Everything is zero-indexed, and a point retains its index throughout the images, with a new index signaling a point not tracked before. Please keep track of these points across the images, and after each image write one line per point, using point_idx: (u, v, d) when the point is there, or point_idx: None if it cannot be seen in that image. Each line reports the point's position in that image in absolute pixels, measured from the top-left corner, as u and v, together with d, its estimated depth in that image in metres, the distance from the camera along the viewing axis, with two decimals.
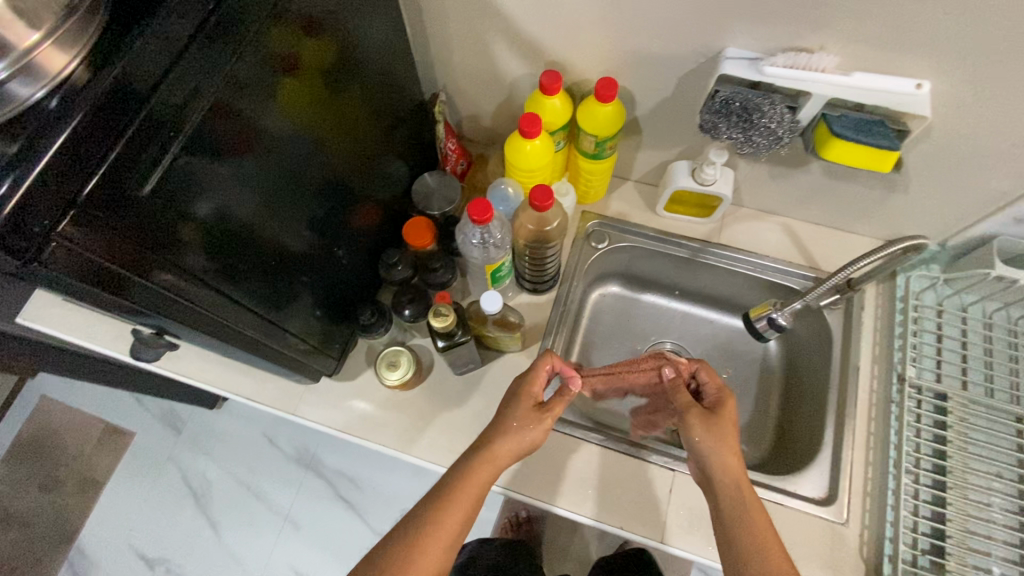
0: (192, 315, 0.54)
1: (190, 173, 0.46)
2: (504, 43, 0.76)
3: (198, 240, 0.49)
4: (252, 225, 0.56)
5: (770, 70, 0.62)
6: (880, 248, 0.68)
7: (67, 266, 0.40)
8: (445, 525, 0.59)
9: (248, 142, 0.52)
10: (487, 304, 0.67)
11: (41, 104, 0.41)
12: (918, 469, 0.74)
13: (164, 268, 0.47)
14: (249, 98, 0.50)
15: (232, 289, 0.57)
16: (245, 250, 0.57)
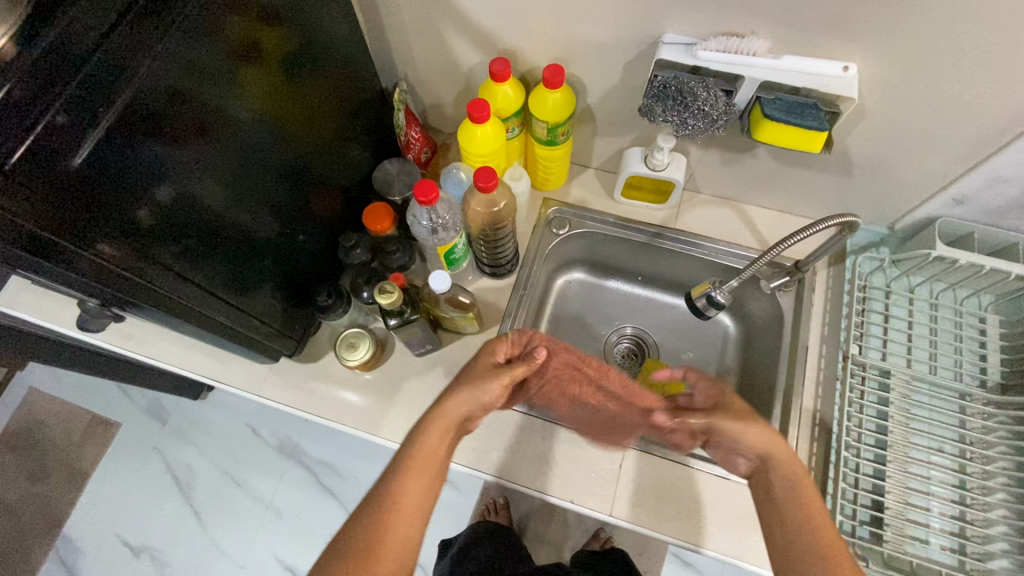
0: (139, 288, 0.55)
1: (125, 145, 0.48)
2: (457, 32, 0.78)
3: (136, 213, 0.51)
4: (197, 202, 0.58)
5: (703, 54, 0.65)
6: (808, 226, 0.71)
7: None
8: (409, 493, 0.60)
9: (187, 120, 0.54)
10: (436, 283, 0.69)
11: None
12: (860, 444, 0.77)
13: (97, 235, 0.48)
14: (187, 78, 0.53)
15: (191, 271, 0.60)
16: (193, 228, 0.58)
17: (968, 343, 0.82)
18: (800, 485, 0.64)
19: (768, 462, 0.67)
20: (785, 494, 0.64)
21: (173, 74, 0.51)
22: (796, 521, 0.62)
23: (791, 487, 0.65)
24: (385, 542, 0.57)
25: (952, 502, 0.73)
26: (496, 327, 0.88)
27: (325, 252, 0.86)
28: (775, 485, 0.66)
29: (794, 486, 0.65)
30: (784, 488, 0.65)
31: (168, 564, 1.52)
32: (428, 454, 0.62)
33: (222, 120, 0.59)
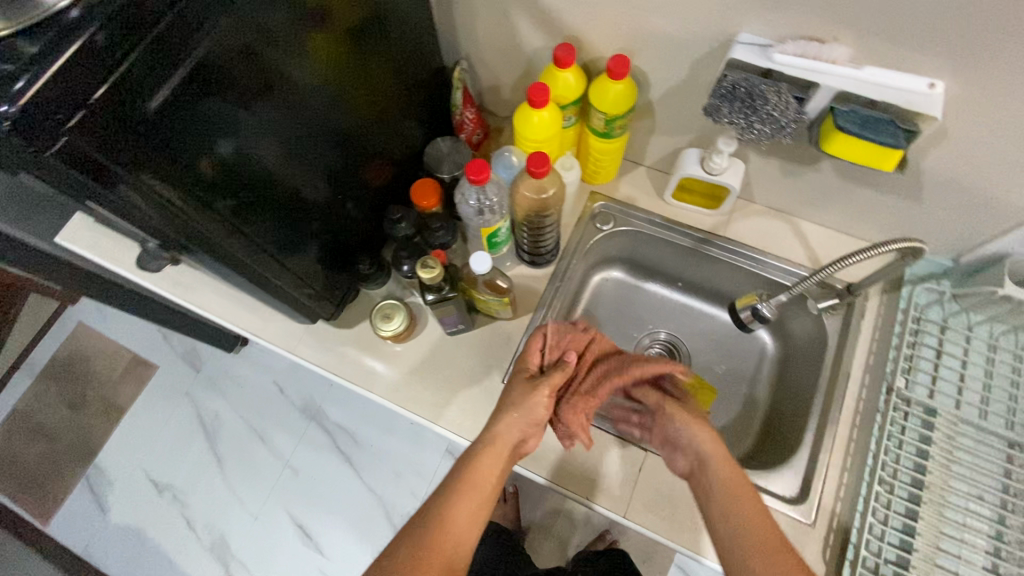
0: (198, 237, 0.57)
1: (196, 97, 0.49)
2: (525, 14, 0.77)
3: (197, 161, 0.52)
4: (254, 158, 0.59)
5: (779, 58, 0.62)
6: (871, 248, 0.68)
7: (74, 164, 0.43)
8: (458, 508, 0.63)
9: (255, 78, 0.55)
10: (476, 264, 0.69)
11: (64, 12, 0.43)
12: (894, 480, 0.73)
13: (164, 180, 0.50)
14: (257, 36, 0.54)
15: (246, 226, 0.61)
16: (250, 183, 0.60)
17: None
18: (738, 487, 0.64)
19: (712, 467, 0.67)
20: (726, 495, 0.64)
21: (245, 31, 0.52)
22: (735, 520, 0.62)
23: (734, 490, 0.64)
24: (432, 553, 0.59)
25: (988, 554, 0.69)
26: (529, 316, 0.88)
27: (371, 223, 0.87)
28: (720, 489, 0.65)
29: (735, 488, 0.65)
30: (727, 489, 0.65)
31: (188, 505, 1.59)
32: (483, 477, 0.66)
33: (285, 81, 0.59)
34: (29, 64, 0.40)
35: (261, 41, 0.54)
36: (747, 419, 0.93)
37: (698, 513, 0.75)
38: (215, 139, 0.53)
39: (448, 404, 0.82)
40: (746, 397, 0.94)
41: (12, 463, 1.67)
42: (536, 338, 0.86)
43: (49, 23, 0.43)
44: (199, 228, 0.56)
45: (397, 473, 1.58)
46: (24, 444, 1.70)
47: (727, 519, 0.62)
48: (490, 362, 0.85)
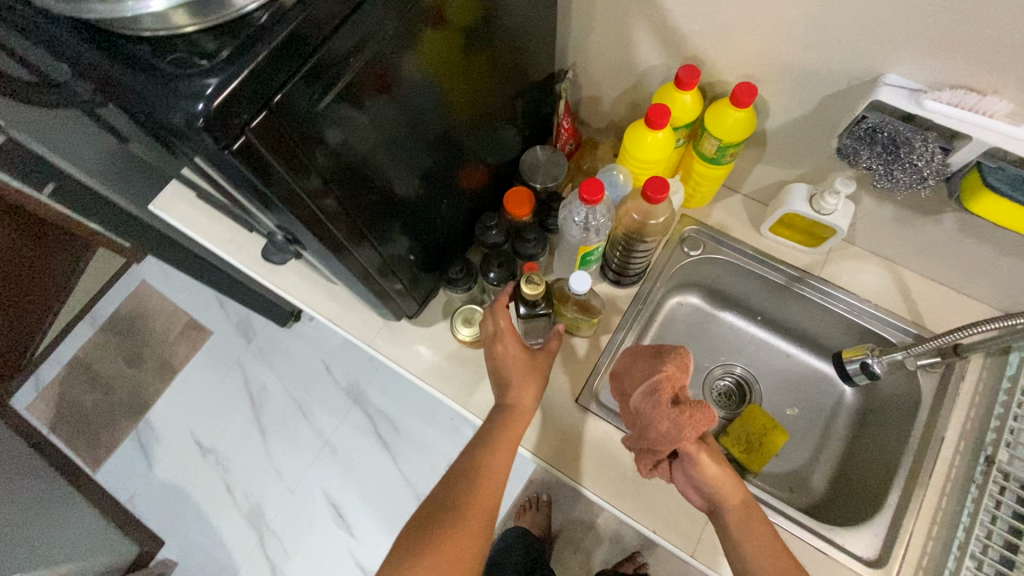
0: (324, 232, 0.59)
1: (345, 107, 0.51)
2: (648, 31, 0.75)
3: (335, 164, 0.54)
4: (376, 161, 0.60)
5: (931, 104, 0.58)
6: (1004, 322, 0.65)
7: (247, 162, 0.45)
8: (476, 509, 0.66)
9: (391, 87, 0.56)
10: (576, 283, 0.68)
11: (252, 17, 0.45)
12: (983, 556, 0.66)
13: (310, 181, 0.52)
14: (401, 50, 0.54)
15: (360, 225, 0.63)
16: (368, 185, 0.61)
17: None
18: (753, 515, 0.66)
19: (731, 501, 0.66)
20: (743, 527, 0.65)
21: (393, 43, 0.52)
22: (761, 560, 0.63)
23: (750, 518, 0.66)
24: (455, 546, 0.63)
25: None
26: (608, 336, 0.86)
27: (458, 224, 0.86)
28: (735, 520, 0.65)
29: (750, 518, 0.66)
30: (744, 523, 0.65)
31: (229, 470, 1.64)
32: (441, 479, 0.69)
33: (405, 79, 0.57)
34: (222, 66, 0.43)
35: (394, 35, 0.52)
36: (818, 467, 0.89)
37: None
38: (334, 135, 0.51)
39: None
40: (819, 443, 0.91)
41: (69, 408, 1.75)
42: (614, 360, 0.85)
43: (238, 27, 0.44)
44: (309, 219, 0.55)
45: (433, 466, 1.59)
46: (82, 391, 1.77)
47: (741, 556, 0.64)
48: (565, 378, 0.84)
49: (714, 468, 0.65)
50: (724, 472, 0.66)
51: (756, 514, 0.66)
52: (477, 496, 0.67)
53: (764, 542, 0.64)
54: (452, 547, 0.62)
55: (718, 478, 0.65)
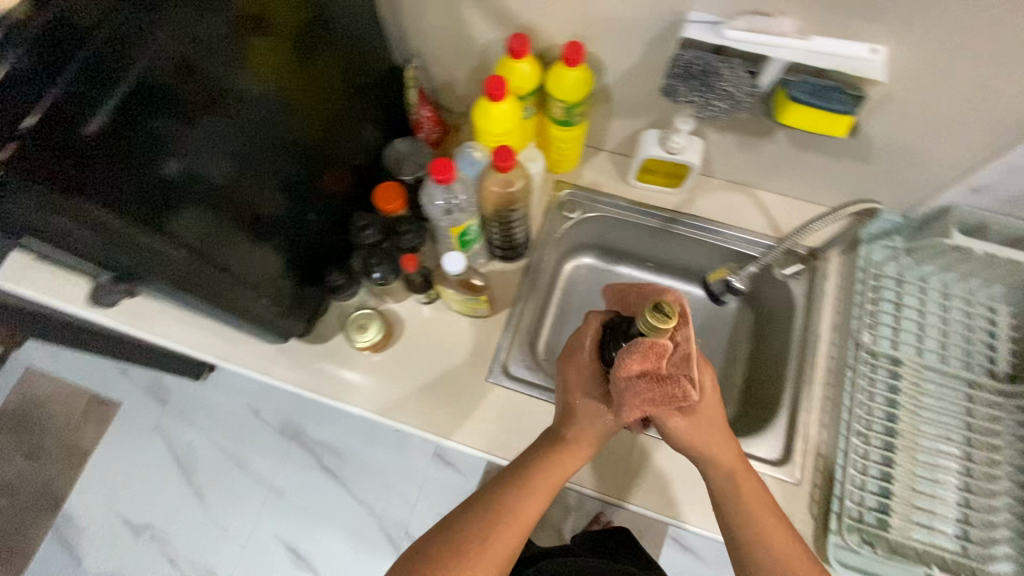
0: (159, 258, 0.56)
1: (146, 123, 0.49)
2: (474, 7, 0.76)
3: (154, 187, 0.52)
4: (213, 179, 0.58)
5: (730, 35, 0.62)
6: (807, 227, 0.75)
7: (16, 189, 0.43)
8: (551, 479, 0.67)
9: (204, 98, 0.54)
10: (450, 264, 0.69)
11: None
12: (868, 432, 0.77)
13: (117, 205, 0.49)
14: (203, 56, 0.53)
15: (212, 249, 0.61)
16: (211, 206, 0.59)
17: (977, 334, 0.84)
18: (742, 481, 0.66)
19: (716, 463, 0.66)
20: (730, 489, 0.66)
21: (187, 50, 0.51)
22: (746, 522, 0.65)
23: (736, 481, 0.66)
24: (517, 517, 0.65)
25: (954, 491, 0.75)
26: (506, 311, 0.88)
27: (334, 234, 0.84)
28: (721, 478, 0.66)
29: (736, 478, 0.66)
30: (731, 485, 0.66)
31: (170, 543, 1.53)
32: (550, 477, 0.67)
33: (228, 93, 0.57)
34: None
35: (202, 48, 0.53)
36: (725, 389, 0.96)
37: (689, 483, 0.77)
38: (156, 156, 0.51)
39: (435, 408, 0.81)
40: (724, 366, 0.97)
41: None
42: (516, 333, 0.87)
43: None
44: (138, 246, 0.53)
45: (386, 483, 1.55)
46: None
47: (727, 517, 0.66)
48: (472, 361, 0.85)
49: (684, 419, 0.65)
50: (705, 430, 0.65)
51: (746, 474, 0.67)
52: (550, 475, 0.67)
53: (752, 502, 0.65)
54: (523, 517, 0.65)
55: (694, 433, 0.65)
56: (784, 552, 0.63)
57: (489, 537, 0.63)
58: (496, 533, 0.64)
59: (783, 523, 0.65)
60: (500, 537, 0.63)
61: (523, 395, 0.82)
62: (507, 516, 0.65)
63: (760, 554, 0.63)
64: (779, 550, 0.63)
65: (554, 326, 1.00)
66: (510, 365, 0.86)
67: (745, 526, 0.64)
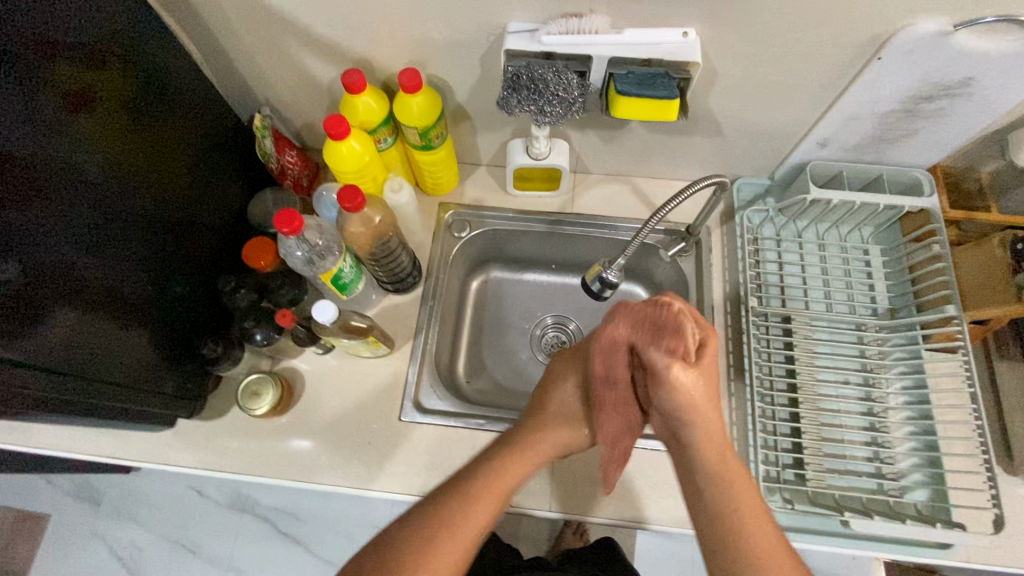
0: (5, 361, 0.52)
1: None
2: (306, 49, 0.75)
3: None
4: (57, 266, 0.56)
5: (547, 39, 0.64)
6: (637, 235, 0.74)
7: None
8: (491, 485, 0.63)
9: (31, 186, 0.53)
10: (319, 313, 0.67)
11: None
12: (771, 392, 0.80)
13: None
14: (25, 139, 0.52)
15: (60, 339, 0.57)
16: (59, 294, 0.56)
17: (857, 276, 0.87)
18: (733, 472, 0.59)
19: (705, 446, 0.60)
20: (714, 476, 0.59)
21: (7, 141, 0.50)
22: (734, 516, 0.56)
23: (725, 472, 0.59)
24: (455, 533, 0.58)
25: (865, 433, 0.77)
26: (409, 344, 0.86)
27: (209, 302, 0.81)
28: (705, 463, 0.59)
29: (724, 466, 0.59)
30: (717, 473, 0.59)
31: None
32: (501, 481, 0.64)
33: (60, 181, 0.56)
34: None
35: (22, 142, 0.52)
36: None
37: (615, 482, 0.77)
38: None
39: (350, 460, 0.79)
40: None
41: None
42: (422, 363, 0.85)
43: None
44: None
45: (350, 535, 1.49)
46: None
47: (706, 509, 0.58)
48: (382, 402, 0.82)
49: (677, 409, 0.60)
50: (699, 412, 0.60)
51: (740, 478, 0.59)
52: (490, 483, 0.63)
53: (739, 491, 0.57)
54: (461, 536, 0.58)
55: (689, 410, 0.59)
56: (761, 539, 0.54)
57: (448, 540, 0.58)
58: (454, 532, 0.58)
59: (773, 523, 0.56)
60: (455, 535, 0.58)
61: (438, 427, 0.81)
62: (470, 514, 0.60)
63: (744, 551, 0.54)
64: (763, 551, 0.54)
65: (470, 347, 0.99)
66: (421, 399, 0.83)
67: (729, 522, 0.56)
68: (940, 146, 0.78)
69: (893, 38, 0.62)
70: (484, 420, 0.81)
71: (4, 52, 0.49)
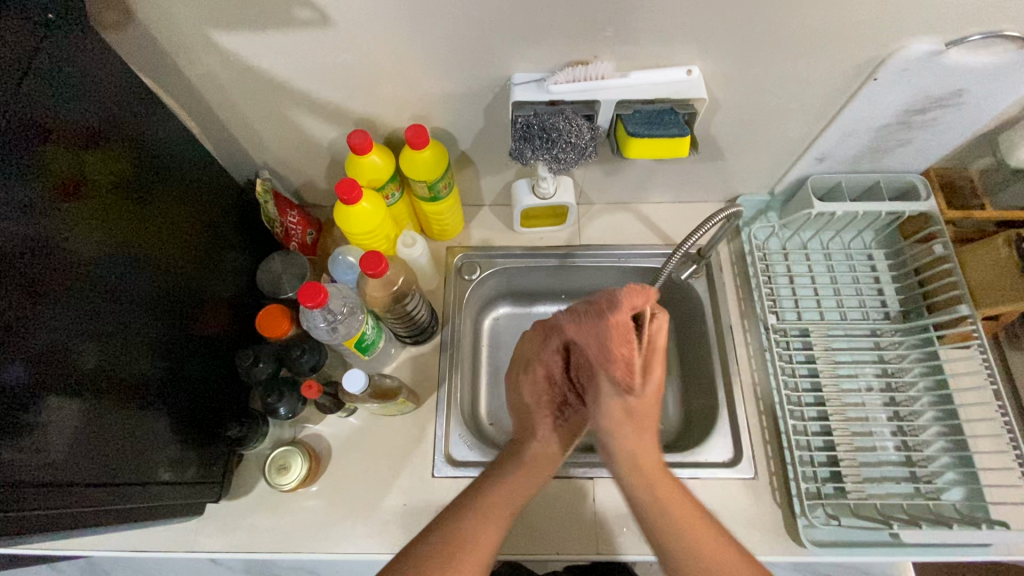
0: (20, 474, 0.49)
1: None
2: (307, 113, 0.74)
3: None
4: (64, 361, 0.53)
5: (555, 89, 0.64)
6: (669, 261, 0.78)
7: None
8: (511, 490, 0.62)
9: (32, 282, 0.50)
10: (351, 384, 0.67)
11: None
12: (801, 407, 0.80)
13: None
14: (25, 235, 0.49)
15: (75, 442, 0.54)
16: (67, 389, 0.53)
17: (865, 282, 0.89)
18: (660, 487, 0.59)
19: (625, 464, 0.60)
20: (637, 488, 0.59)
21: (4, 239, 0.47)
22: (664, 520, 0.57)
23: (651, 485, 0.59)
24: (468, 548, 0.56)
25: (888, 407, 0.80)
26: (433, 396, 0.84)
27: (226, 378, 0.79)
28: (638, 479, 0.59)
29: (654, 487, 0.58)
30: (645, 487, 0.59)
31: None
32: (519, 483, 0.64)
33: (64, 273, 0.53)
34: None
35: (21, 236, 0.49)
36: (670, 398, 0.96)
37: None
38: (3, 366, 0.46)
39: (386, 525, 0.76)
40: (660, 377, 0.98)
41: None
42: (449, 414, 0.83)
43: None
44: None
45: None
46: None
47: (647, 515, 0.59)
48: (413, 460, 0.80)
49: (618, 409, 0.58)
50: (639, 431, 0.59)
51: (671, 487, 0.59)
52: (506, 485, 0.63)
53: (654, 502, 0.58)
54: (481, 545, 0.57)
55: (616, 429, 0.59)
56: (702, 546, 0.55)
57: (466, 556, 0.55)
58: (484, 522, 0.58)
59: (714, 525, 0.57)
60: (489, 525, 0.58)
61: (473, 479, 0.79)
62: (494, 508, 0.60)
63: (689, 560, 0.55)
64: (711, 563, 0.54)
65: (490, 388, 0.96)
66: (452, 451, 0.81)
67: (664, 524, 0.57)
68: (931, 152, 0.81)
69: (887, 60, 0.65)
70: None
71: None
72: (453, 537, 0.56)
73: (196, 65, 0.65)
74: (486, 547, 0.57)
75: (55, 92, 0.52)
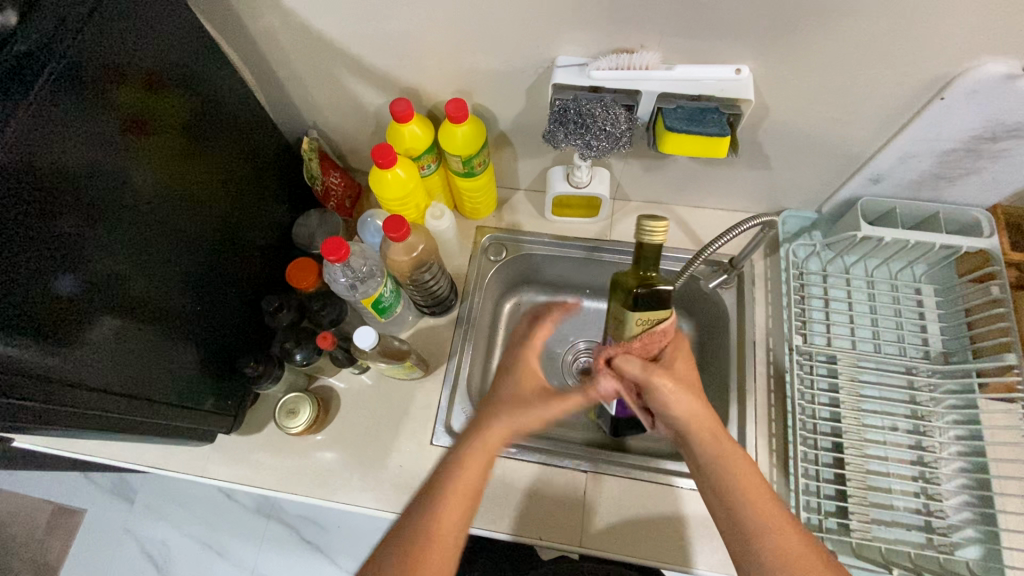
0: (62, 378, 0.54)
1: (33, 238, 0.49)
2: (357, 78, 0.77)
3: (38, 310, 0.50)
4: (111, 282, 0.58)
5: (597, 74, 0.64)
6: (687, 264, 0.75)
7: None
8: (465, 477, 0.60)
9: (89, 203, 0.54)
10: (361, 339, 0.70)
11: None
12: (815, 436, 0.77)
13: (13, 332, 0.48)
14: (90, 158, 0.54)
15: (112, 356, 0.59)
16: (112, 306, 0.58)
17: (907, 316, 0.84)
18: (735, 460, 0.61)
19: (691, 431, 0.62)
20: (712, 454, 0.61)
21: (68, 161, 0.51)
22: (734, 492, 0.59)
23: (725, 456, 0.61)
24: (429, 545, 0.57)
25: (910, 450, 0.75)
26: (443, 367, 0.86)
27: (250, 321, 0.83)
28: (706, 455, 0.62)
29: (731, 460, 0.61)
30: (720, 462, 0.61)
31: None
32: (465, 484, 0.60)
33: (122, 199, 0.58)
34: None
35: (86, 162, 0.53)
36: None
37: (650, 520, 0.76)
38: (51, 276, 0.51)
39: (381, 483, 0.79)
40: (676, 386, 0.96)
41: None
42: (455, 388, 0.85)
43: None
44: (40, 364, 0.51)
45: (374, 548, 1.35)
46: None
47: (717, 491, 0.60)
48: (414, 426, 0.82)
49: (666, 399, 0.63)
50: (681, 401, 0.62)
51: (736, 456, 0.61)
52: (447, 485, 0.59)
53: (737, 467, 0.60)
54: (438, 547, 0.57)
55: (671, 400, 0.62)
56: (782, 537, 0.55)
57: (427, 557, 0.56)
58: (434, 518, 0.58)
59: (776, 497, 0.59)
60: (445, 517, 0.58)
61: None
62: (450, 503, 0.59)
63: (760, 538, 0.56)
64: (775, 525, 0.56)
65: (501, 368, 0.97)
66: (453, 423, 0.83)
67: (735, 505, 0.59)
68: (1001, 185, 0.75)
69: (957, 79, 0.60)
70: (516, 449, 0.80)
71: (67, 71, 0.51)
72: (432, 524, 0.58)
73: (258, 19, 0.69)
74: (447, 539, 0.58)
75: (128, 31, 0.56)
